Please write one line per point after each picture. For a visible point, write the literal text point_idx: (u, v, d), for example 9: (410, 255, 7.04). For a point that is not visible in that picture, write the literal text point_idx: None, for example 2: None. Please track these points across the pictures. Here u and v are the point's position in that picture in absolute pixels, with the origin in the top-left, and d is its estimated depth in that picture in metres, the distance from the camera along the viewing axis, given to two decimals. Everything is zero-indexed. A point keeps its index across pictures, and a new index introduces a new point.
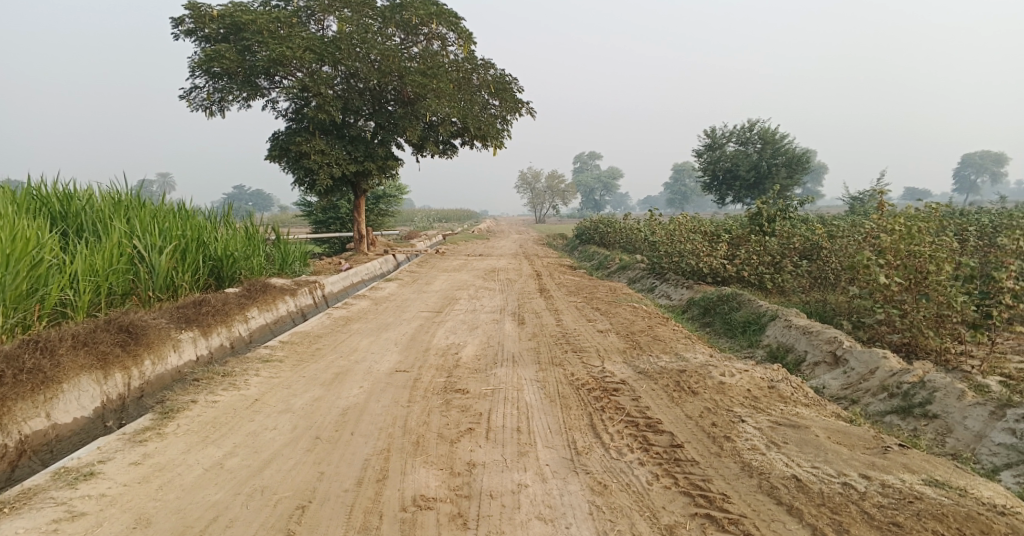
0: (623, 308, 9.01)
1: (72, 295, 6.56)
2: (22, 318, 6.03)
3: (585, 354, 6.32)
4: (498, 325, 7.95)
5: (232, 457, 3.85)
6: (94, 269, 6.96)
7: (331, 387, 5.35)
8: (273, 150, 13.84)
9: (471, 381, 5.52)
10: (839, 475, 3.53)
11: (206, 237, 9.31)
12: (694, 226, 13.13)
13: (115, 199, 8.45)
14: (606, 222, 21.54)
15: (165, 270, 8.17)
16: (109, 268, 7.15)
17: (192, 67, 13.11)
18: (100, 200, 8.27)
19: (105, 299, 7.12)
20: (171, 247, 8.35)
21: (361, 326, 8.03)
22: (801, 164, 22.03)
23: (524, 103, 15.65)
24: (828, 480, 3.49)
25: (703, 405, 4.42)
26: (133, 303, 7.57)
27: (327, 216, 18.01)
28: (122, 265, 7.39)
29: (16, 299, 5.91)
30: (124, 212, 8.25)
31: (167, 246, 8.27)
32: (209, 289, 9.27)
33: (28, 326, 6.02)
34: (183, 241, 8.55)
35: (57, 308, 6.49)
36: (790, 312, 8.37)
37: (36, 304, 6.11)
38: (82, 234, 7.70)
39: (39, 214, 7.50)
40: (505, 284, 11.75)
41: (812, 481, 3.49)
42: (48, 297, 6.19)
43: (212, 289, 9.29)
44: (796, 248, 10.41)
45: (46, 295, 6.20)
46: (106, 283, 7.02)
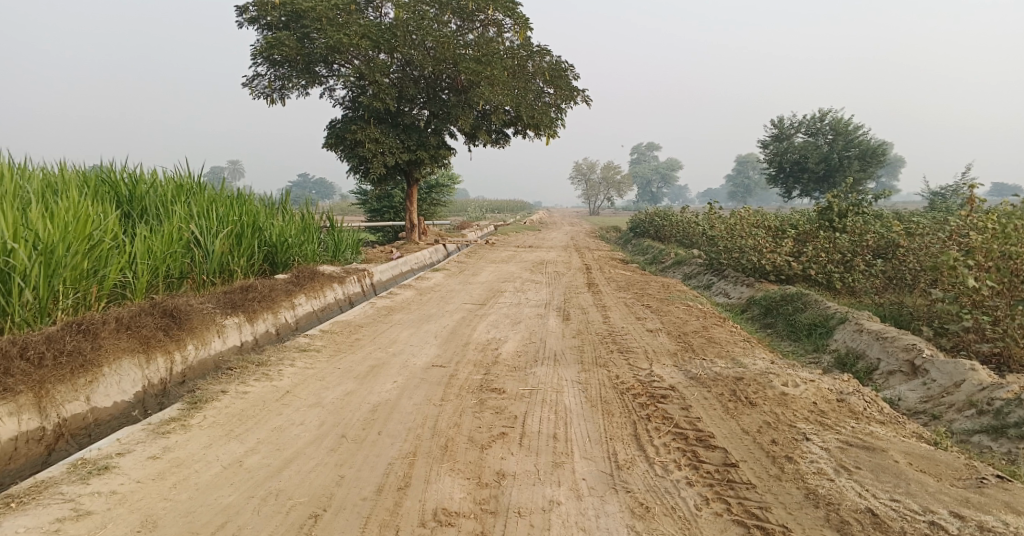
0: (677, 305, 8.57)
1: (131, 277, 6.54)
2: (79, 299, 5.98)
3: (633, 355, 5.94)
4: (542, 320, 7.63)
5: (253, 454, 3.66)
6: (153, 251, 6.94)
7: (365, 381, 5.14)
8: (329, 138, 13.86)
9: (509, 381, 5.24)
10: (924, 512, 3.09)
11: (262, 222, 9.29)
12: (757, 220, 12.48)
13: (177, 183, 8.49)
14: (663, 215, 20.90)
15: (221, 256, 8.16)
16: (167, 251, 7.14)
17: (253, 54, 13.23)
18: (163, 185, 8.32)
19: (162, 282, 7.12)
20: (228, 233, 8.34)
21: (403, 316, 7.85)
22: (876, 156, 20.83)
23: (580, 91, 15.20)
24: (911, 517, 3.05)
25: (763, 419, 4.00)
26: (185, 288, 7.56)
27: (382, 204, 18.03)
28: (179, 249, 7.39)
29: (75, 279, 5.87)
30: (184, 197, 8.28)
31: (224, 231, 8.26)
32: (263, 274, 9.26)
33: (87, 306, 5.98)
34: (238, 226, 8.54)
35: (116, 288, 6.47)
36: (862, 316, 7.76)
37: (95, 285, 6.07)
38: (143, 217, 7.73)
39: (104, 197, 7.56)
40: (554, 277, 11.43)
41: (891, 517, 3.05)
42: (107, 278, 6.15)
43: (266, 275, 9.27)
44: (869, 246, 9.73)
45: (105, 277, 6.16)
46: (163, 266, 7.01)
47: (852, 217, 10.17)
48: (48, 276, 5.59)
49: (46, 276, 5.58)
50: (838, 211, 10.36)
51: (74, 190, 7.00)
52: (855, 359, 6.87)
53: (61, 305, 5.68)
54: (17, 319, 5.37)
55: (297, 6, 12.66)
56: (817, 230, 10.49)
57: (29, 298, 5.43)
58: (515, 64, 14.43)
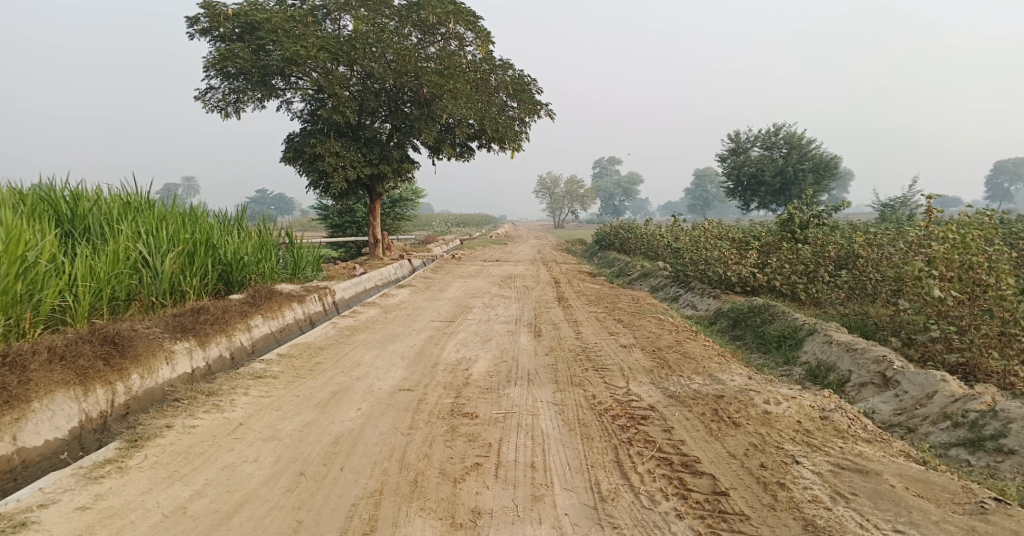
0: (648, 319, 8.40)
1: (70, 300, 6.08)
2: (11, 326, 5.51)
3: (608, 373, 5.72)
4: (513, 337, 7.36)
5: (199, 499, 3.32)
6: (96, 273, 6.49)
7: (326, 409, 4.80)
8: (286, 152, 13.45)
9: (481, 404, 4.98)
10: None
11: (216, 240, 8.86)
12: (720, 232, 12.45)
13: (124, 201, 8.04)
14: (626, 228, 20.88)
15: (171, 276, 7.72)
16: (112, 273, 6.70)
17: (206, 67, 12.78)
18: (109, 202, 7.86)
19: (107, 304, 6.66)
20: (179, 252, 7.90)
21: (367, 336, 7.50)
22: (829, 169, 21.18)
23: (543, 104, 15.06)
24: None
25: (748, 442, 3.84)
26: (134, 312, 7.11)
27: (344, 220, 17.61)
28: (126, 269, 6.95)
29: (6, 304, 5.41)
30: (131, 215, 7.82)
31: (174, 250, 7.82)
32: (218, 294, 8.81)
33: (19, 333, 5.51)
34: (190, 244, 8.10)
35: (54, 313, 6.01)
36: (830, 326, 7.70)
37: (29, 311, 5.61)
38: (86, 237, 7.26)
39: (43, 216, 7.07)
40: (522, 291, 11.19)
41: None
42: (44, 302, 5.70)
43: (221, 295, 8.82)
44: (830, 257, 9.69)
45: (42, 301, 5.71)
46: (108, 288, 6.56)
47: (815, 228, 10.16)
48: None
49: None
50: (799, 222, 10.44)
51: (10, 209, 6.53)
52: (826, 372, 6.77)
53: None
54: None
55: (251, 17, 12.27)
56: (779, 242, 10.55)
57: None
58: (477, 78, 14.25)
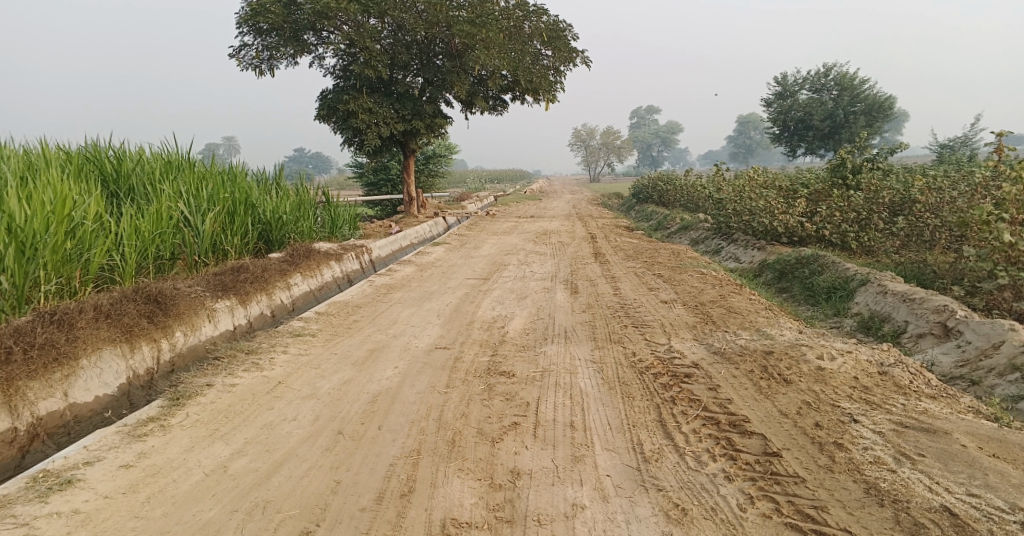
0: (690, 274, 8.17)
1: (118, 259, 6.14)
2: (62, 284, 5.58)
3: (649, 330, 5.56)
4: (550, 294, 7.23)
5: (239, 458, 3.31)
6: (141, 232, 6.54)
7: (363, 368, 4.77)
8: (321, 110, 13.37)
9: (518, 362, 4.90)
10: (1012, 510, 2.81)
11: (255, 199, 8.87)
12: (766, 181, 11.96)
13: (165, 160, 8.06)
14: (665, 180, 20.39)
15: (212, 235, 7.77)
16: (156, 232, 6.75)
17: (239, 24, 12.68)
18: (150, 162, 7.89)
19: (152, 263, 6.73)
20: (220, 211, 7.94)
21: (404, 294, 7.46)
22: (882, 111, 20.24)
23: (578, 52, 14.60)
24: (999, 518, 2.78)
25: (800, 401, 3.68)
26: (178, 271, 7.17)
27: (379, 178, 17.54)
28: (170, 228, 6.99)
29: (56, 263, 5.47)
30: (173, 175, 7.85)
31: (215, 210, 7.85)
32: (258, 253, 8.86)
33: (69, 292, 5.59)
34: (230, 203, 8.12)
35: (102, 272, 6.08)
36: (884, 276, 7.36)
37: (79, 269, 5.67)
38: (130, 197, 7.31)
39: (88, 176, 7.12)
40: (558, 247, 11.02)
41: (974, 518, 2.79)
42: (92, 262, 5.75)
43: (261, 254, 8.88)
44: (885, 203, 9.24)
45: (90, 260, 5.77)
46: (153, 248, 6.62)
47: (867, 172, 9.73)
48: (24, 261, 5.18)
49: (23, 261, 5.17)
50: (852, 166, 9.96)
51: (55, 169, 6.57)
52: (880, 322, 6.50)
53: (41, 292, 5.28)
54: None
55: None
56: (830, 188, 10.07)
57: (5, 285, 5.04)
58: (510, 26, 13.78)
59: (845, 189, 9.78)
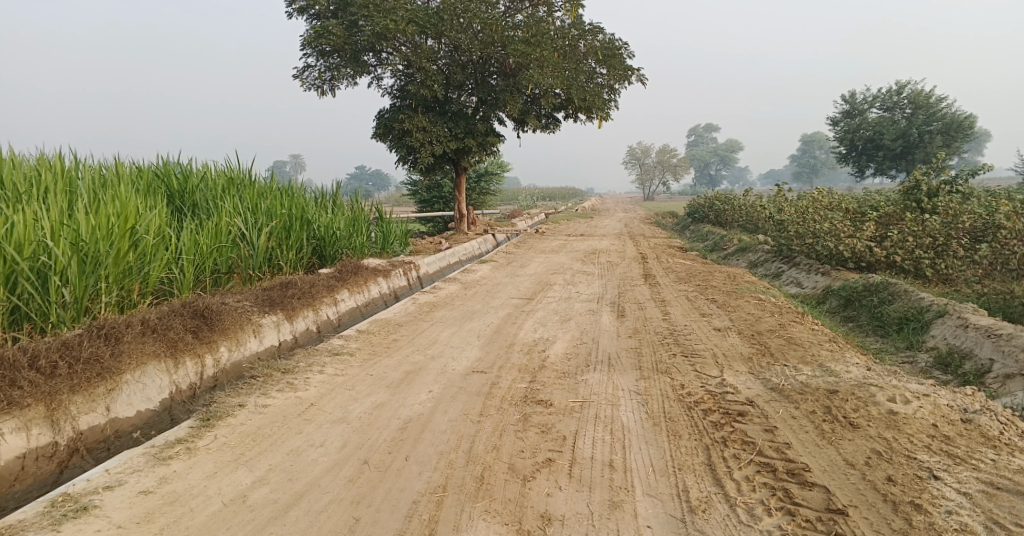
0: (746, 300, 7.77)
1: (176, 272, 6.18)
2: (122, 297, 5.62)
3: (699, 361, 5.24)
4: (594, 317, 6.96)
5: (260, 487, 3.20)
6: (200, 247, 6.59)
7: (398, 391, 4.62)
8: (377, 128, 13.49)
9: (557, 391, 4.66)
10: None
11: (310, 214, 8.91)
12: (832, 203, 11.34)
13: (228, 177, 8.16)
14: (723, 199, 19.83)
15: (267, 250, 7.80)
16: (214, 246, 6.80)
17: (302, 45, 12.91)
18: (215, 178, 8.00)
19: (209, 277, 6.78)
20: (276, 226, 7.99)
21: (446, 313, 7.31)
22: (961, 130, 19.20)
23: (634, 70, 14.34)
24: None
25: (868, 450, 3.35)
26: (233, 284, 7.20)
27: (432, 195, 17.59)
28: (227, 243, 7.04)
29: (117, 277, 5.50)
30: (235, 190, 7.93)
31: (273, 225, 7.90)
32: (311, 268, 8.88)
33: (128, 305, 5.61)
34: (287, 219, 8.16)
35: (161, 284, 6.12)
36: (964, 308, 6.84)
37: (139, 282, 5.71)
38: (193, 212, 7.40)
39: (156, 192, 7.25)
40: (607, 268, 10.72)
41: None
42: (151, 276, 5.78)
43: (314, 269, 8.90)
44: (964, 228, 8.68)
45: (149, 274, 5.80)
46: (210, 262, 6.67)
47: (945, 196, 9.33)
48: (86, 274, 5.22)
49: (84, 274, 5.21)
50: (928, 190, 9.58)
51: (124, 185, 6.71)
52: (960, 360, 6.03)
53: (101, 303, 5.32)
54: (54, 319, 5.00)
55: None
56: (903, 212, 9.60)
57: (68, 297, 5.07)
58: (565, 45, 13.69)
59: (919, 213, 9.33)
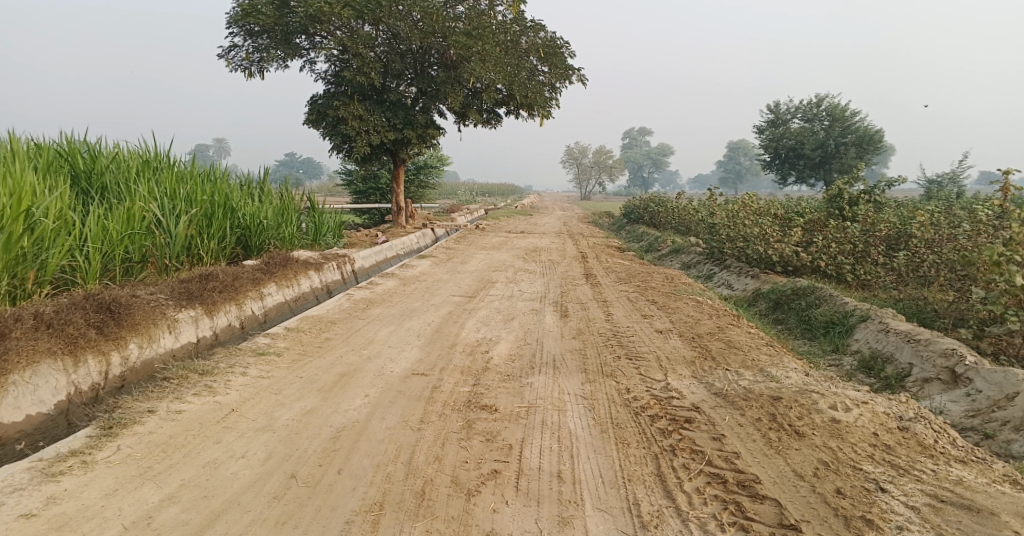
0: (684, 302, 7.77)
1: (80, 260, 5.64)
2: (15, 286, 5.08)
3: (644, 364, 5.15)
4: (536, 317, 6.80)
5: (169, 507, 2.90)
6: (108, 234, 6.06)
7: (330, 395, 4.31)
8: (310, 114, 12.95)
9: (500, 395, 4.46)
10: None
11: (234, 201, 8.39)
12: (762, 208, 11.56)
13: (143, 158, 7.58)
14: (657, 201, 20.11)
15: (186, 238, 7.28)
16: (125, 233, 6.26)
17: (230, 23, 12.24)
18: (128, 160, 7.42)
19: (119, 266, 6.25)
20: (197, 213, 7.47)
21: (382, 311, 7.00)
22: (874, 143, 20.13)
23: (575, 70, 14.29)
24: None
25: (816, 461, 3.32)
26: (148, 275, 6.65)
27: (367, 186, 17.10)
28: (140, 230, 6.51)
29: (9, 264, 4.98)
30: (151, 174, 7.37)
31: (193, 212, 7.38)
32: (235, 259, 8.37)
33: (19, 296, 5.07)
34: (208, 206, 7.64)
35: (62, 273, 5.58)
36: (885, 312, 7.05)
37: (35, 270, 5.17)
38: (103, 195, 6.82)
39: (60, 172, 6.64)
40: (547, 266, 10.60)
41: None
42: (50, 263, 5.27)
43: (238, 260, 8.40)
44: (881, 236, 9.01)
45: (47, 261, 5.29)
46: (120, 249, 6.14)
47: (863, 204, 9.62)
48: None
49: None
50: (849, 198, 9.83)
51: (23, 163, 6.10)
52: (883, 364, 6.17)
53: None
54: None
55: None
56: (827, 219, 9.84)
57: None
58: (507, 40, 13.50)
59: (841, 220, 9.59)
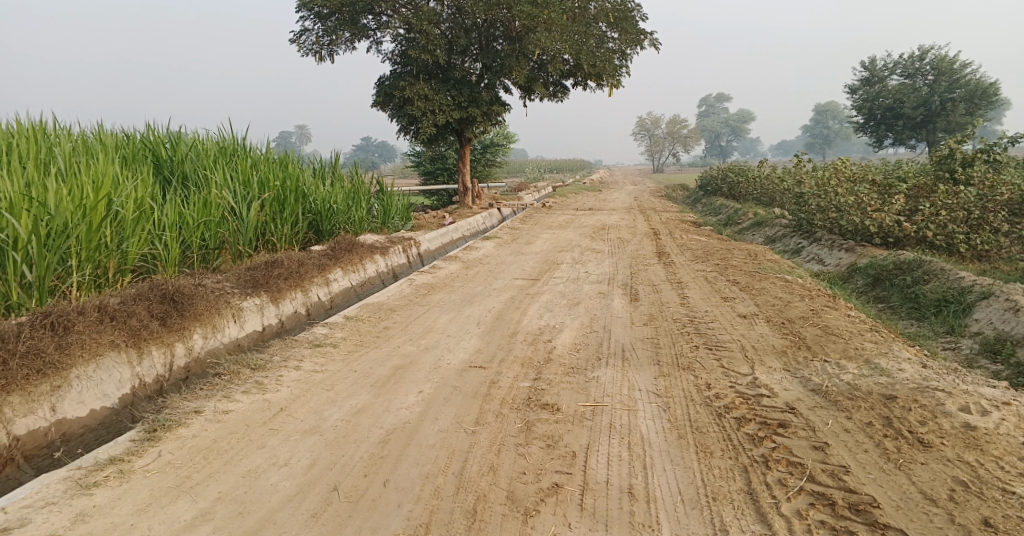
0: (770, 281, 7.11)
1: (161, 248, 5.56)
2: (98, 275, 5.02)
3: (725, 355, 4.62)
4: (605, 301, 6.34)
5: (200, 526, 2.73)
6: (185, 221, 5.99)
7: (383, 391, 4.01)
8: (377, 96, 12.78)
9: (564, 392, 4.06)
10: None
11: (306, 185, 8.26)
12: (856, 174, 10.52)
13: (219, 145, 7.53)
14: (737, 171, 19.04)
15: (259, 224, 7.18)
16: (202, 221, 6.18)
17: (298, 7, 12.12)
18: (205, 147, 7.37)
19: (197, 254, 6.18)
20: (270, 198, 7.36)
21: (444, 296, 6.71)
22: (986, 97, 18.33)
23: (646, 34, 13.49)
24: None
25: (948, 481, 2.82)
26: (222, 263, 6.56)
27: (436, 166, 16.91)
28: (217, 217, 6.42)
29: (90, 253, 4.89)
30: (227, 160, 7.31)
31: (265, 197, 7.27)
32: (306, 244, 8.27)
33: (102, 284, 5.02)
34: (281, 190, 7.52)
35: (143, 261, 5.52)
36: (1012, 288, 6.19)
37: (117, 258, 5.11)
38: (183, 183, 6.79)
39: (141, 161, 6.62)
40: (618, 244, 10.06)
41: None
42: (130, 252, 5.18)
43: (309, 245, 8.28)
44: (1000, 201, 8.02)
45: (127, 250, 5.20)
46: (197, 236, 6.04)
47: (979, 165, 8.54)
48: (52, 251, 4.57)
49: (51, 251, 4.59)
50: (964, 159, 8.73)
51: (105, 153, 6.06)
52: (1013, 349, 5.41)
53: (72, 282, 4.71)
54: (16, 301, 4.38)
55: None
56: (934, 184, 8.80)
57: (32, 277, 4.47)
58: (575, 7, 12.86)
59: (952, 184, 8.55)
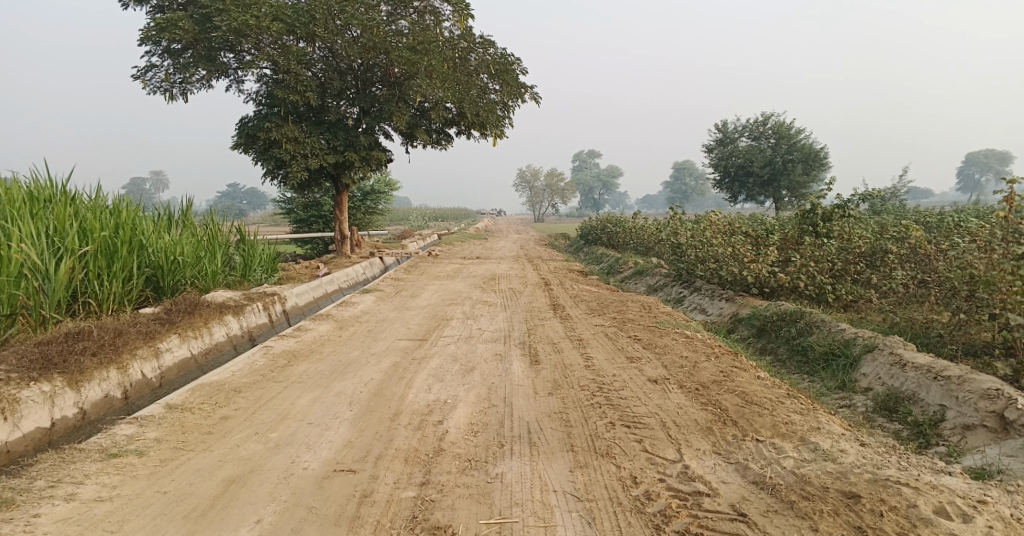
0: (671, 338, 6.55)
1: None
2: None
3: (648, 435, 3.87)
4: (501, 365, 5.47)
5: None
6: None
7: (198, 530, 3.01)
8: (238, 138, 11.42)
9: (461, 505, 3.16)
10: None
11: (143, 235, 6.75)
12: (729, 225, 10.43)
13: (32, 189, 5.99)
14: (614, 221, 19.06)
15: (77, 282, 5.63)
16: None
17: (143, 41, 10.60)
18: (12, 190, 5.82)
19: None
20: (95, 250, 5.85)
21: (308, 367, 5.55)
22: (818, 161, 19.59)
23: (528, 87, 13.13)
24: None
25: None
26: (16, 333, 4.88)
27: (309, 213, 15.54)
28: (18, 276, 4.90)
29: None
30: (39, 206, 5.78)
31: (88, 248, 5.76)
32: (141, 304, 6.70)
33: None
34: (110, 241, 6.02)
35: None
36: (894, 340, 5.68)
37: None
38: None
39: None
40: (509, 296, 9.31)
41: None
42: None
43: (146, 305, 6.72)
44: (859, 252, 7.93)
45: None
46: None
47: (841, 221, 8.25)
48: None
49: None
50: (822, 212, 8.43)
51: None
52: (909, 406, 4.80)
53: None
54: None
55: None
56: (799, 235, 8.64)
57: None
58: (455, 57, 12.22)
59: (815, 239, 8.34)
